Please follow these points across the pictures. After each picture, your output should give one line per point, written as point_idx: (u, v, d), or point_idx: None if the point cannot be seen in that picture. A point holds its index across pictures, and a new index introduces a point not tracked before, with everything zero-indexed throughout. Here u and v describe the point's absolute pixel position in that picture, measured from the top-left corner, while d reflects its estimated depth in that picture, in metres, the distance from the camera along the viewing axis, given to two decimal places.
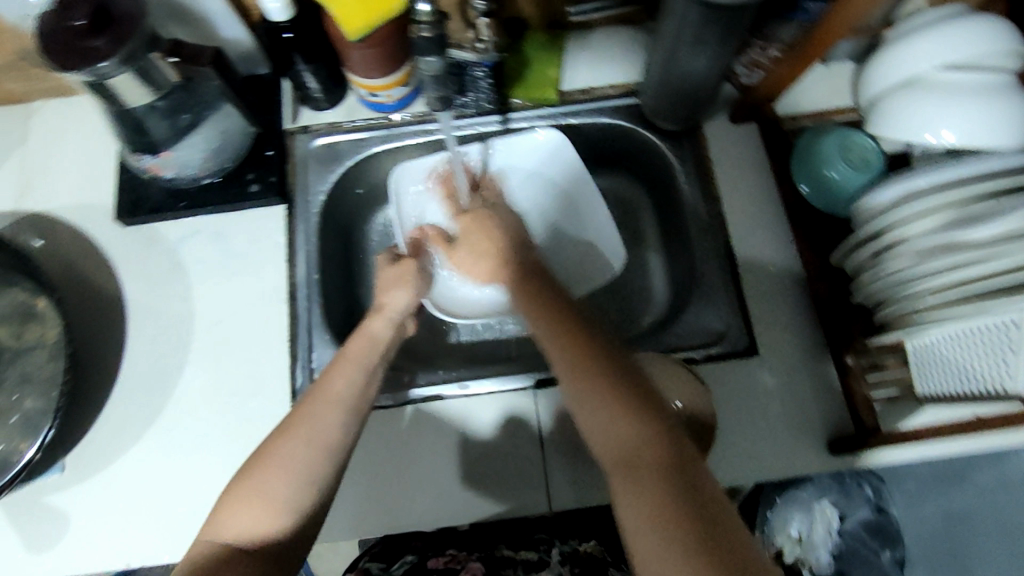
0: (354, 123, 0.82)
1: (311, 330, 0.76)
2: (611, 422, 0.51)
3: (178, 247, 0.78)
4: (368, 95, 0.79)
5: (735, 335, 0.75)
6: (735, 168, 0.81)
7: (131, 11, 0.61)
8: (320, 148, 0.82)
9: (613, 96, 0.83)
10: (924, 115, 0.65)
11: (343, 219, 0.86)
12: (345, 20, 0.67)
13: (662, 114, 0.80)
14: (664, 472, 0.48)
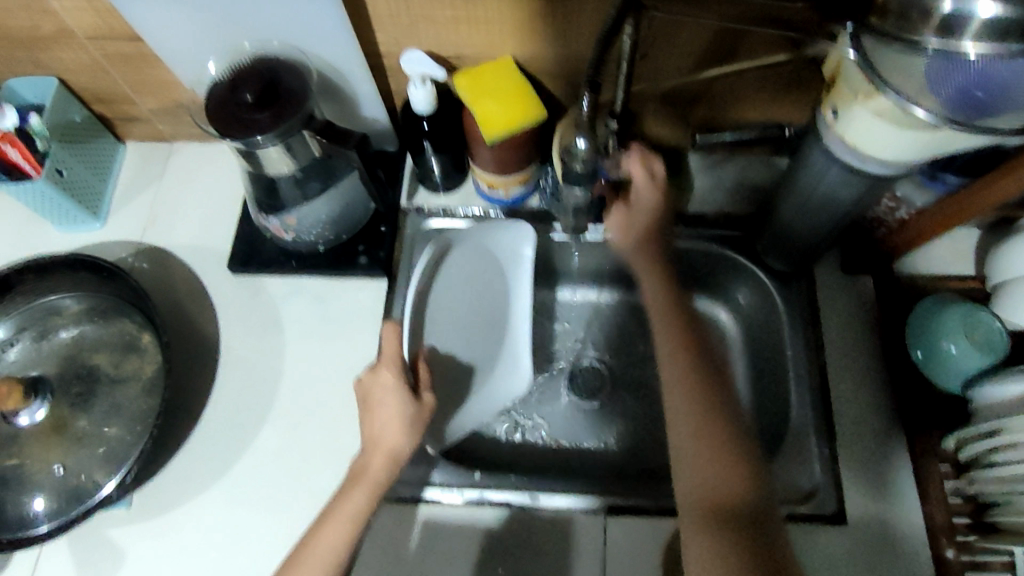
0: (468, 211, 0.84)
1: None
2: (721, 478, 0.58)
3: (280, 303, 0.80)
4: (486, 189, 0.81)
5: (825, 497, 0.71)
6: (844, 319, 0.78)
7: (296, 93, 0.64)
8: (431, 229, 0.83)
9: (724, 225, 0.84)
10: None
11: None
12: (485, 123, 0.69)
13: (775, 253, 0.79)
14: (742, 533, 0.56)
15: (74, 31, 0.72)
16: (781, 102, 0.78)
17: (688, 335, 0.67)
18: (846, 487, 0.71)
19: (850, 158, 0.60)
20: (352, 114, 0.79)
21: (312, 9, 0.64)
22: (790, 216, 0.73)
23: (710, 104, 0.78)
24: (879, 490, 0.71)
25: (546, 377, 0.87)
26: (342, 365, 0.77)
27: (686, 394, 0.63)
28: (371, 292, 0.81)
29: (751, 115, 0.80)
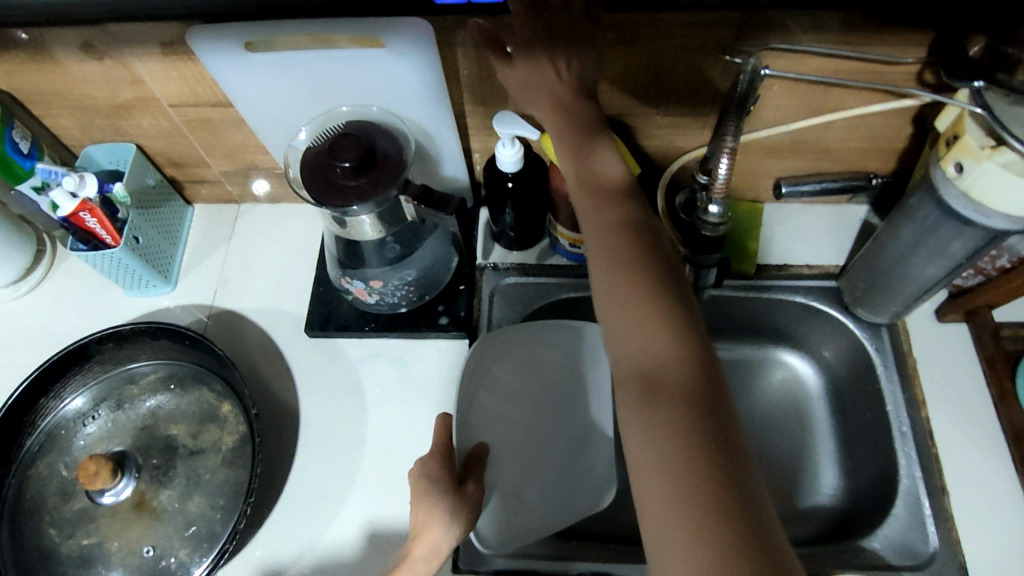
0: (545, 267, 0.82)
1: None
2: (654, 397, 0.49)
3: (358, 366, 0.78)
4: (567, 246, 0.79)
5: (944, 563, 0.67)
6: (943, 371, 0.75)
7: (394, 158, 0.63)
8: (509, 287, 0.81)
9: (810, 277, 0.81)
10: None
11: None
12: None
13: (867, 305, 0.77)
14: (691, 409, 0.48)
15: (158, 98, 0.72)
16: (869, 153, 0.77)
17: (632, 250, 0.55)
18: (968, 553, 0.67)
19: (969, 216, 0.58)
20: (432, 173, 0.78)
21: (408, 73, 0.63)
22: (893, 269, 0.70)
23: (795, 154, 0.77)
24: (1005, 555, 0.66)
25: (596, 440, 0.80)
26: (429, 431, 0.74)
27: (607, 254, 0.56)
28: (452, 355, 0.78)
29: (837, 165, 0.79)
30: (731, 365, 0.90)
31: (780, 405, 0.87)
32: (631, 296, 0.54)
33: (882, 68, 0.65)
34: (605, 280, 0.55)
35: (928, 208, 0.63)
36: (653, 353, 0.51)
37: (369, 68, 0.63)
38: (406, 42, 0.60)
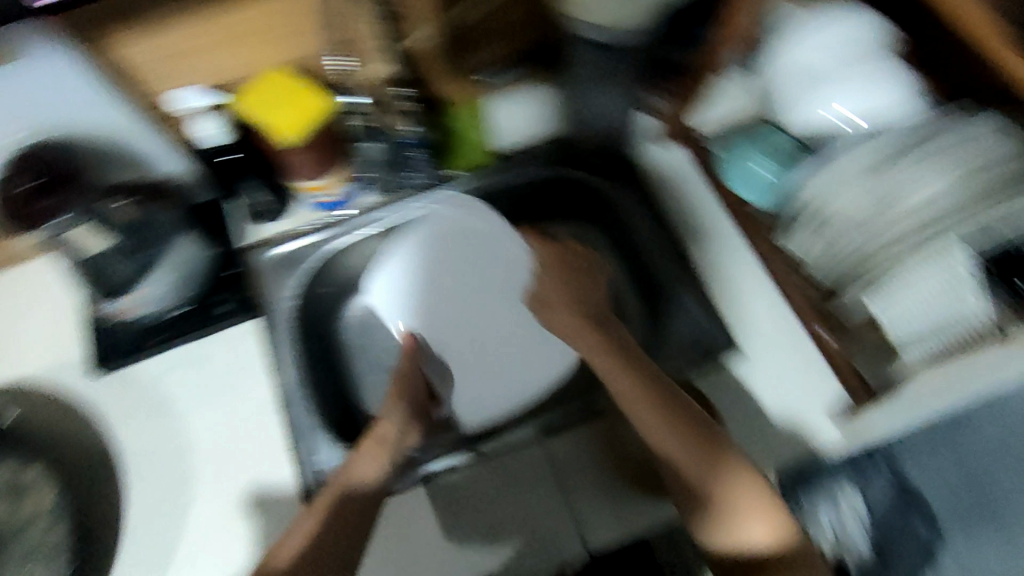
0: (301, 226, 0.94)
1: (305, 420, 0.82)
2: (662, 436, 0.73)
3: (158, 380, 0.87)
4: (313, 198, 0.96)
5: (711, 335, 0.88)
6: (670, 180, 0.98)
7: (68, 170, 0.85)
8: (274, 257, 0.90)
9: (519, 146, 1.01)
10: (830, 98, 0.86)
11: (315, 319, 0.92)
12: (275, 127, 0.85)
13: (570, 160, 0.98)
14: (636, 380, 0.77)
15: None
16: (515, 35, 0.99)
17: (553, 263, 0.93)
18: (718, 331, 0.88)
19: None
20: (151, 171, 0.92)
21: (142, 125, 0.85)
22: None
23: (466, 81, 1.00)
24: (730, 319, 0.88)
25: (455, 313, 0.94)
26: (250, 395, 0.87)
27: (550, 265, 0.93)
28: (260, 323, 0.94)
29: (500, 48, 1.01)
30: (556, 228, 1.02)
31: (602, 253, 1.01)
32: (629, 388, 0.77)
33: None
34: (544, 304, 0.91)
35: None
36: (649, 412, 0.75)
37: (30, 83, 0.74)
38: (33, 52, 0.70)
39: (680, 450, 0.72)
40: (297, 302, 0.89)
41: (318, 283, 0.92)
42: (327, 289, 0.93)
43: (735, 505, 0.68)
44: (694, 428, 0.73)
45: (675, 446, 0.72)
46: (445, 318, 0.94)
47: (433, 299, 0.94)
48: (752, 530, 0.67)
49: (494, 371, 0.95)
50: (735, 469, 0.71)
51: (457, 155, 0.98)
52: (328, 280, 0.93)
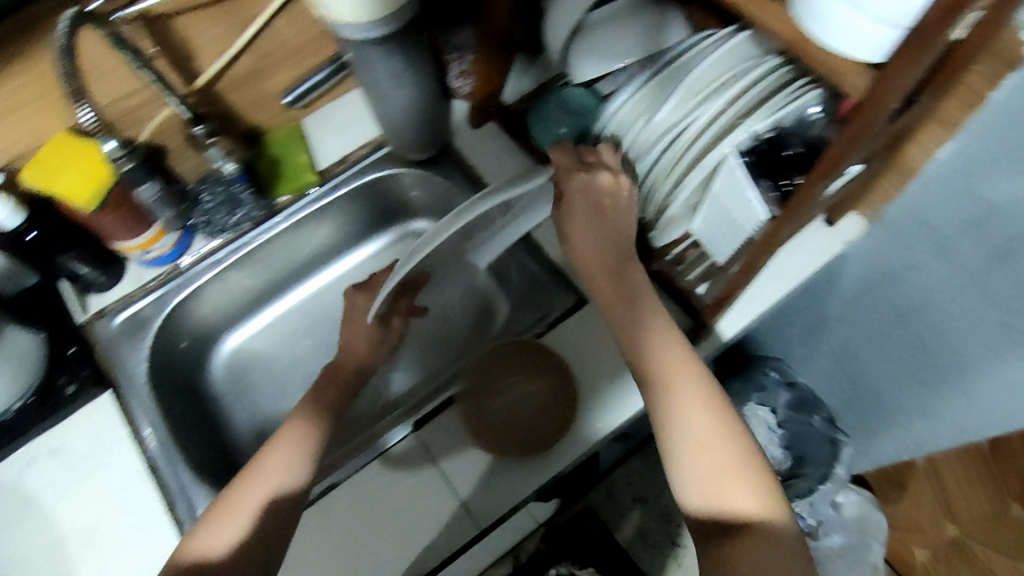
0: (146, 286, 0.85)
1: (186, 489, 0.76)
2: (686, 413, 0.60)
3: (18, 480, 0.75)
4: (142, 254, 0.82)
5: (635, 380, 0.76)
6: None
7: None
8: (123, 322, 0.83)
9: (367, 155, 0.90)
10: (605, 51, 0.73)
11: (176, 377, 0.87)
12: (70, 194, 0.69)
13: (412, 148, 0.87)
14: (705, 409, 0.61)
15: None
16: (251, 67, 0.82)
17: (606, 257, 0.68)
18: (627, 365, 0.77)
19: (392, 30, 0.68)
20: None
21: None
22: (414, 114, 0.81)
23: (456, 78, 0.86)
24: None
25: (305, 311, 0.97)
26: (234, 416, 0.90)
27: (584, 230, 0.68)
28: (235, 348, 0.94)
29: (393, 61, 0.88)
30: (368, 194, 0.93)
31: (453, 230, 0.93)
32: (670, 365, 0.63)
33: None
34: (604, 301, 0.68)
35: (402, 90, 0.78)
36: (702, 411, 0.60)
37: None
38: None
39: (717, 467, 0.57)
40: (150, 364, 0.83)
41: (173, 336, 0.87)
42: (185, 342, 0.89)
43: (717, 489, 0.57)
44: (728, 442, 0.58)
45: (697, 447, 0.58)
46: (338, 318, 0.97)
47: (321, 302, 0.98)
48: (710, 486, 0.57)
49: None
50: (742, 471, 0.57)
51: (285, 180, 0.88)
52: (184, 333, 0.88)
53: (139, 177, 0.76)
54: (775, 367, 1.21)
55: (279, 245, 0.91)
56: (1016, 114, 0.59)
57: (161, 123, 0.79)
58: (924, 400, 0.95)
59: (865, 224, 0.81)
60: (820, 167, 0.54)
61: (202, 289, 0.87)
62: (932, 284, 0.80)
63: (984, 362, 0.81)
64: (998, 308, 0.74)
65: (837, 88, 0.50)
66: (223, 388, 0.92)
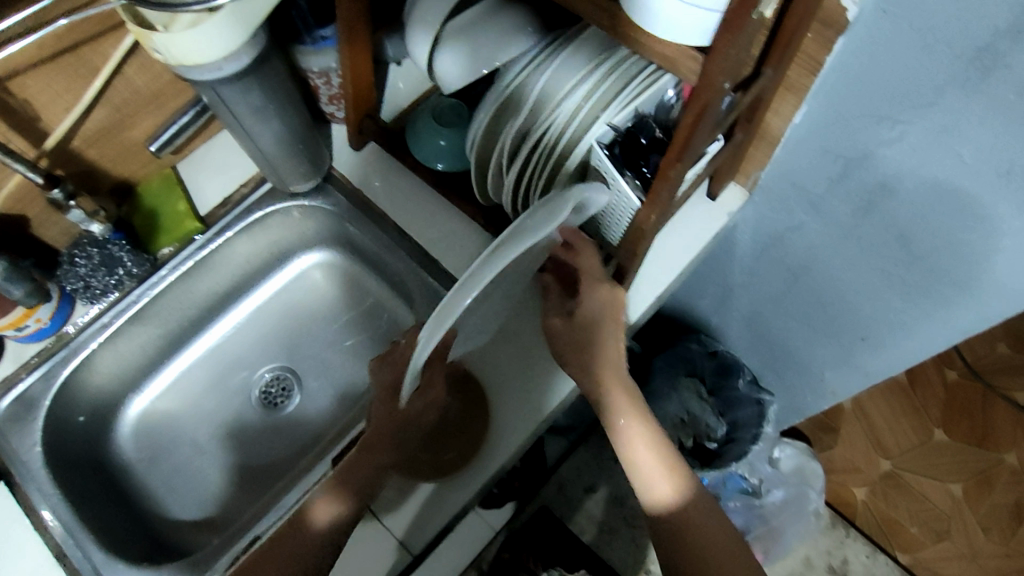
0: (29, 364, 0.80)
1: (101, 569, 0.73)
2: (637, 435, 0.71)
3: None
4: (16, 333, 0.77)
5: (550, 376, 0.77)
6: (420, 209, 0.85)
7: None
8: (9, 406, 0.78)
9: (249, 193, 0.88)
10: (470, 58, 0.72)
11: (77, 453, 0.83)
12: None
13: (293, 180, 0.84)
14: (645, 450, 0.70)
15: None
16: (107, 119, 0.78)
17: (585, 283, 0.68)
18: (539, 364, 0.77)
19: (243, 66, 0.66)
20: None
21: None
22: (288, 146, 0.79)
23: (327, 102, 0.85)
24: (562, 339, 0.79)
25: (212, 361, 0.94)
26: (148, 484, 0.87)
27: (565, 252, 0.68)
28: (138, 414, 0.90)
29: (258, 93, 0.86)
30: (257, 230, 0.89)
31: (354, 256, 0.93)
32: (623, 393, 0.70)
33: (25, 54, 0.66)
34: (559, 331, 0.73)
35: (268, 125, 0.76)
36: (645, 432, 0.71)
37: None
38: None
39: (663, 479, 0.70)
40: (44, 446, 0.78)
41: (69, 412, 0.82)
42: (83, 416, 0.85)
43: (661, 491, 0.70)
44: (666, 453, 0.71)
45: (648, 461, 0.70)
46: (246, 361, 0.94)
47: (225, 348, 0.94)
48: (658, 490, 0.70)
49: (301, 339, 0.95)
50: (682, 474, 0.71)
51: (164, 231, 0.85)
52: (81, 406, 0.84)
53: None
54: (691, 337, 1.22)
55: (171, 299, 0.87)
56: (852, 73, 0.62)
57: (14, 191, 0.74)
58: (829, 350, 0.99)
59: (746, 193, 0.84)
60: (671, 150, 0.55)
61: (91, 358, 0.82)
62: (814, 241, 0.83)
63: (873, 308, 0.85)
64: (874, 255, 0.78)
65: (674, 74, 0.52)
66: (133, 456, 0.88)
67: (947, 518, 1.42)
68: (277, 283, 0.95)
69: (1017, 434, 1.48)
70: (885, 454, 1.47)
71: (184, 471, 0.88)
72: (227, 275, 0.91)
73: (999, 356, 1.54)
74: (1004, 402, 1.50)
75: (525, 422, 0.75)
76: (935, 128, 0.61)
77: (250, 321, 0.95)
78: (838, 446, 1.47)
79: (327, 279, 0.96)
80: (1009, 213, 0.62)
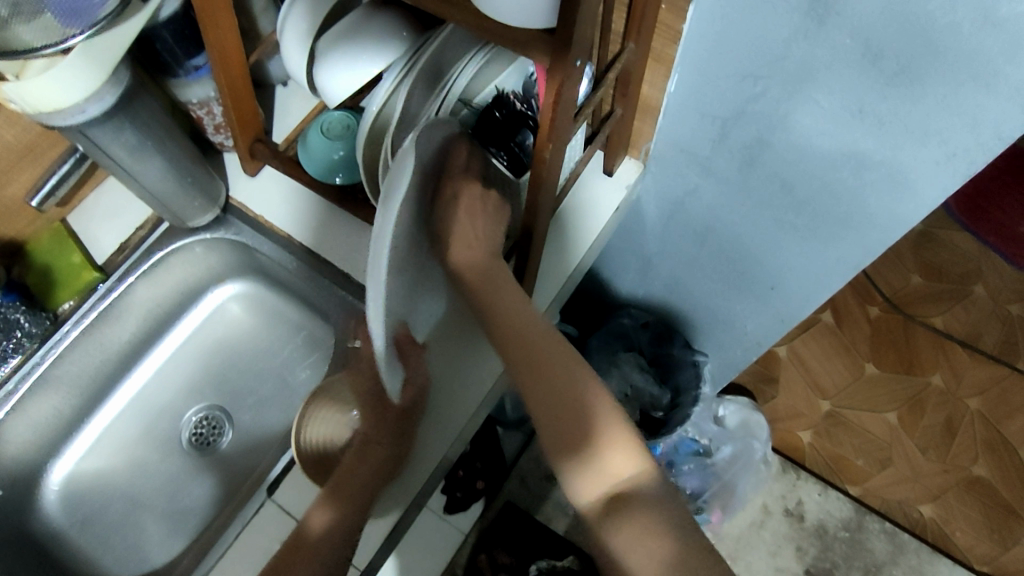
0: None
1: None
2: (600, 415, 0.62)
3: None
4: None
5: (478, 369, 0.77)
6: (321, 222, 0.84)
7: None
8: None
9: (147, 234, 0.85)
10: (349, 67, 0.72)
11: None
12: None
13: (191, 213, 0.82)
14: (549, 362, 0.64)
15: None
16: None
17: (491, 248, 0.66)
18: (463, 359, 0.78)
19: (108, 106, 0.64)
20: None
21: None
22: (176, 180, 0.77)
23: (214, 132, 0.83)
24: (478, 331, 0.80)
25: (136, 412, 0.90)
26: (84, 549, 0.84)
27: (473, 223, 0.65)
28: (62, 479, 0.86)
29: None
30: (161, 270, 0.86)
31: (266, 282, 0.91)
32: (549, 344, 0.64)
33: None
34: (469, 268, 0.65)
35: (151, 162, 0.74)
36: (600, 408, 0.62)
37: None
38: None
39: (616, 458, 0.60)
40: None
41: None
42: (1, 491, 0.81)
43: (614, 472, 0.60)
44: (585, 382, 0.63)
45: (555, 389, 0.62)
46: (172, 407, 0.91)
47: (148, 397, 0.91)
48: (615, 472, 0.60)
49: (226, 375, 0.93)
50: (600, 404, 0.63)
51: (60, 286, 0.82)
52: None
53: None
54: (623, 310, 1.24)
55: (80, 355, 0.84)
56: (710, 37, 0.65)
57: None
58: (746, 304, 1.04)
59: (640, 165, 0.87)
60: (542, 131, 0.57)
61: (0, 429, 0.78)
62: (710, 202, 0.87)
63: (774, 258, 0.89)
64: (765, 208, 0.82)
65: (530, 58, 0.54)
66: (62, 522, 0.85)
67: (888, 445, 1.49)
68: (194, 320, 0.93)
69: (938, 356, 1.57)
70: (823, 395, 1.53)
71: (120, 528, 0.85)
72: (137, 321, 0.88)
73: (912, 286, 1.63)
74: (923, 328, 1.59)
75: (460, 420, 0.76)
76: (791, 79, 0.65)
77: (172, 363, 0.92)
78: (780, 394, 1.53)
79: (246, 311, 0.93)
80: (869, 147, 0.67)
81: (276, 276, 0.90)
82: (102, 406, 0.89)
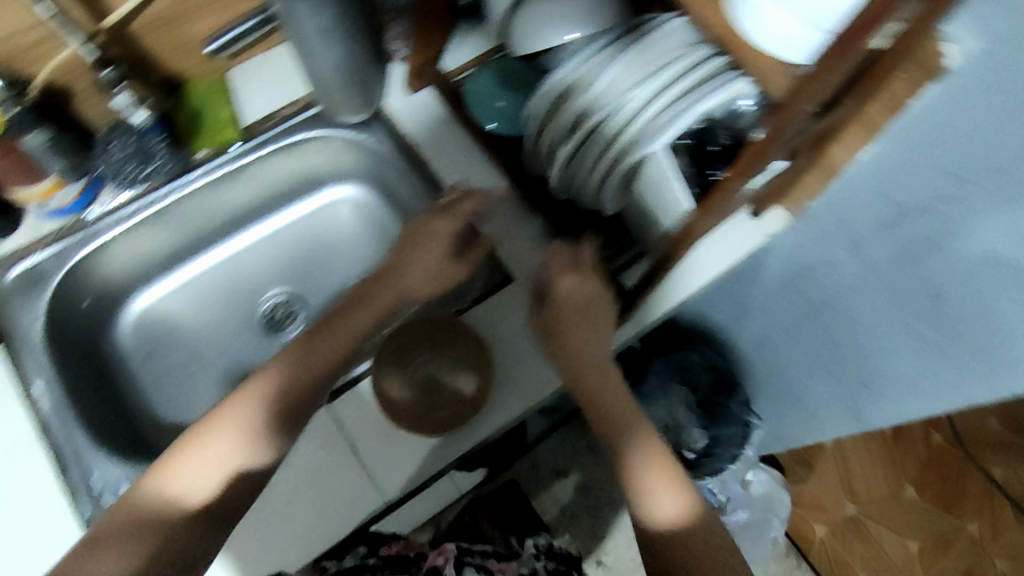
0: (47, 238, 0.80)
1: (79, 453, 0.73)
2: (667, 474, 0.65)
3: None
4: (41, 205, 0.78)
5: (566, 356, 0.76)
6: (461, 160, 0.82)
7: None
8: (18, 277, 0.78)
9: (295, 112, 0.85)
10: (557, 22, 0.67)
11: (73, 335, 0.83)
12: None
13: (344, 106, 0.82)
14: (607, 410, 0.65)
15: None
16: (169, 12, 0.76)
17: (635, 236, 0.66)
18: None
19: None
20: None
21: None
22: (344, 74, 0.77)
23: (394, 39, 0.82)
24: None
25: (224, 271, 0.93)
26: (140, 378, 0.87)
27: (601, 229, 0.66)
28: (142, 308, 0.90)
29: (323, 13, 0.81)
30: (294, 150, 0.87)
31: (386, 196, 0.91)
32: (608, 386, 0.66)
33: None
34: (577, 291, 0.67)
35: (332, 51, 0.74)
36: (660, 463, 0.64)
37: None
38: None
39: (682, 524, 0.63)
40: (46, 324, 0.78)
41: (73, 295, 0.82)
42: (87, 302, 0.85)
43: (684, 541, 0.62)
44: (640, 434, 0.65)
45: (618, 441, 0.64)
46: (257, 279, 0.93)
47: (240, 264, 0.93)
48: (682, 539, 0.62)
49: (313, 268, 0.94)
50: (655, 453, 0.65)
51: (201, 135, 0.84)
52: (87, 292, 0.84)
53: (28, 127, 0.73)
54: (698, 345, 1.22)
55: (199, 202, 0.86)
56: (938, 125, 0.61)
57: (64, 63, 0.75)
58: (831, 389, 1.00)
59: (789, 217, 0.80)
60: (740, 162, 0.55)
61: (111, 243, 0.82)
62: (846, 280, 0.83)
63: (886, 358, 0.86)
64: (903, 308, 0.78)
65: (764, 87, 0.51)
66: (129, 346, 0.88)
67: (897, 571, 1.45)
68: (303, 207, 0.94)
69: (985, 508, 1.50)
70: (853, 498, 1.49)
71: (176, 371, 0.88)
72: (256, 188, 0.89)
73: (988, 431, 1.55)
74: (980, 474, 1.52)
75: (529, 398, 0.75)
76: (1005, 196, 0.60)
77: (265, 238, 0.94)
78: (809, 481, 1.50)
79: (356, 217, 0.94)
80: None
81: (397, 195, 0.90)
82: (198, 254, 0.92)
